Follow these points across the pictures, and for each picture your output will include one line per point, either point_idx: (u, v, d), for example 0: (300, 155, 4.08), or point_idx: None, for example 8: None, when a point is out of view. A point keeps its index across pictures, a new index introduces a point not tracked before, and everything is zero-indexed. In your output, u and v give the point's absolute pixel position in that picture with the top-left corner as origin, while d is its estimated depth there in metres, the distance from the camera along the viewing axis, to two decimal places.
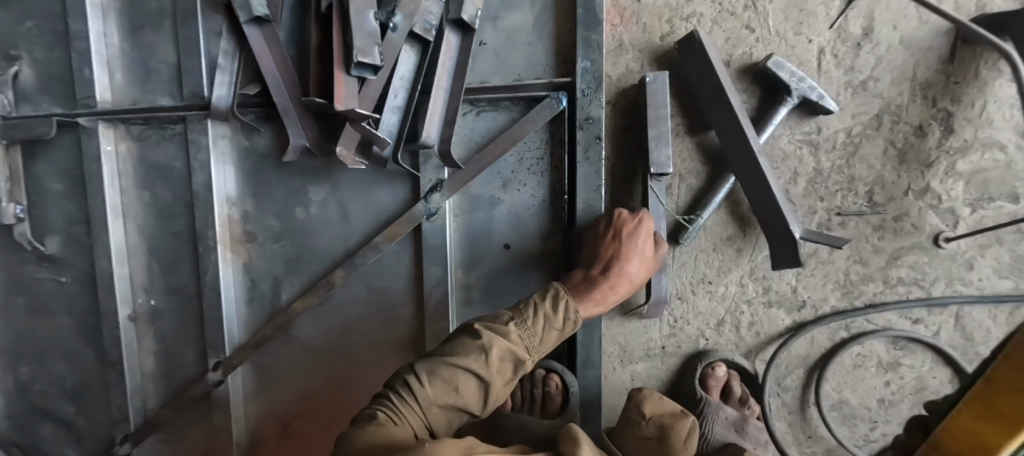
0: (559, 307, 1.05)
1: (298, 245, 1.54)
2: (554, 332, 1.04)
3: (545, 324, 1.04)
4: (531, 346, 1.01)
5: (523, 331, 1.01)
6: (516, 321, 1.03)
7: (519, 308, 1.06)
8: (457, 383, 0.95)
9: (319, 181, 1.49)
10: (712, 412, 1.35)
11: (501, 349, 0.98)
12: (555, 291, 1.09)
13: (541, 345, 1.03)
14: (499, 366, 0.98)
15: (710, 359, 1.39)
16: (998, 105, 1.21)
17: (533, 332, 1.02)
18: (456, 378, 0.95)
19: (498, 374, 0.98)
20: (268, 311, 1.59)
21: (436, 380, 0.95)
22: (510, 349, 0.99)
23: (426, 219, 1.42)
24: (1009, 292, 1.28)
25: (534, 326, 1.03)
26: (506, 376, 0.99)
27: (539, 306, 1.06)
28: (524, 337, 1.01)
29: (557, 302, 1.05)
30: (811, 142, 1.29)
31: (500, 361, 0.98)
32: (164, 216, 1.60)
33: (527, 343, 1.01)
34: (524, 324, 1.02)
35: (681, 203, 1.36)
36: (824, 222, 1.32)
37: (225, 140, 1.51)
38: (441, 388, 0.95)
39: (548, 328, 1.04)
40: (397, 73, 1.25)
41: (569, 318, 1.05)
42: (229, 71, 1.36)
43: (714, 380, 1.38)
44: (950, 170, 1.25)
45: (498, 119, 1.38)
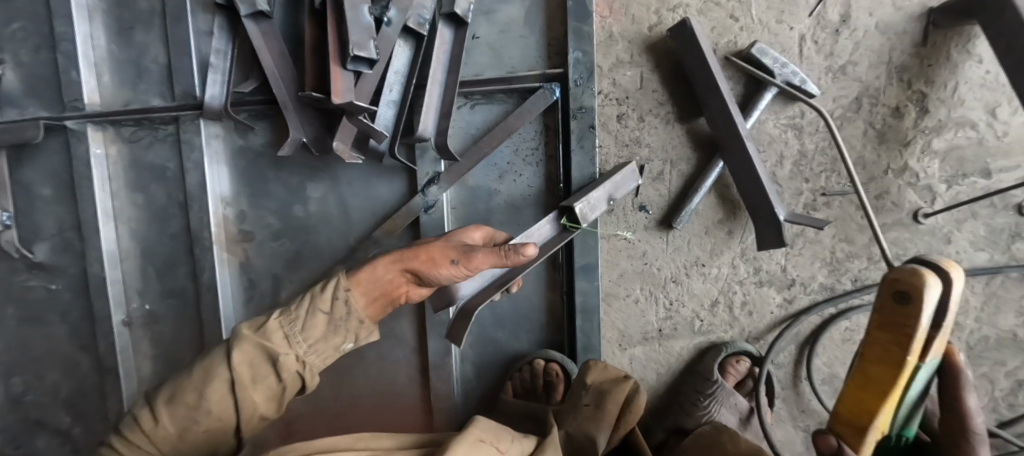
0: (325, 294, 1.04)
1: (297, 242, 1.55)
2: (322, 315, 1.02)
3: (308, 315, 1.02)
4: (293, 341, 0.99)
5: (287, 329, 1.00)
6: (280, 314, 1.03)
7: (290, 304, 1.07)
8: (212, 398, 0.95)
9: (316, 178, 1.50)
10: (724, 395, 1.44)
11: (251, 348, 0.97)
12: (331, 281, 1.07)
13: (313, 342, 1.01)
14: (250, 366, 0.97)
15: (734, 349, 1.46)
16: (969, 86, 1.27)
17: (296, 326, 1.01)
18: (208, 388, 0.95)
19: (256, 379, 0.97)
20: (267, 310, 1.59)
21: (192, 390, 0.95)
22: (264, 349, 0.98)
23: (424, 212, 1.44)
24: (984, 264, 1.35)
25: (296, 320, 1.01)
26: (266, 384, 0.98)
27: (313, 299, 1.04)
28: (283, 333, 1.00)
29: (327, 284, 1.05)
30: (795, 126, 1.34)
31: (251, 362, 0.97)
32: (158, 218, 1.59)
33: (291, 340, 0.99)
34: (291, 325, 1.01)
35: (672, 189, 1.40)
36: (810, 203, 1.37)
37: (219, 140, 1.51)
38: (194, 402, 0.94)
39: (315, 319, 1.01)
40: (392, 67, 1.27)
41: (341, 308, 1.03)
42: (223, 69, 1.37)
43: (733, 370, 1.47)
44: (926, 149, 1.31)
45: (494, 112, 1.41)
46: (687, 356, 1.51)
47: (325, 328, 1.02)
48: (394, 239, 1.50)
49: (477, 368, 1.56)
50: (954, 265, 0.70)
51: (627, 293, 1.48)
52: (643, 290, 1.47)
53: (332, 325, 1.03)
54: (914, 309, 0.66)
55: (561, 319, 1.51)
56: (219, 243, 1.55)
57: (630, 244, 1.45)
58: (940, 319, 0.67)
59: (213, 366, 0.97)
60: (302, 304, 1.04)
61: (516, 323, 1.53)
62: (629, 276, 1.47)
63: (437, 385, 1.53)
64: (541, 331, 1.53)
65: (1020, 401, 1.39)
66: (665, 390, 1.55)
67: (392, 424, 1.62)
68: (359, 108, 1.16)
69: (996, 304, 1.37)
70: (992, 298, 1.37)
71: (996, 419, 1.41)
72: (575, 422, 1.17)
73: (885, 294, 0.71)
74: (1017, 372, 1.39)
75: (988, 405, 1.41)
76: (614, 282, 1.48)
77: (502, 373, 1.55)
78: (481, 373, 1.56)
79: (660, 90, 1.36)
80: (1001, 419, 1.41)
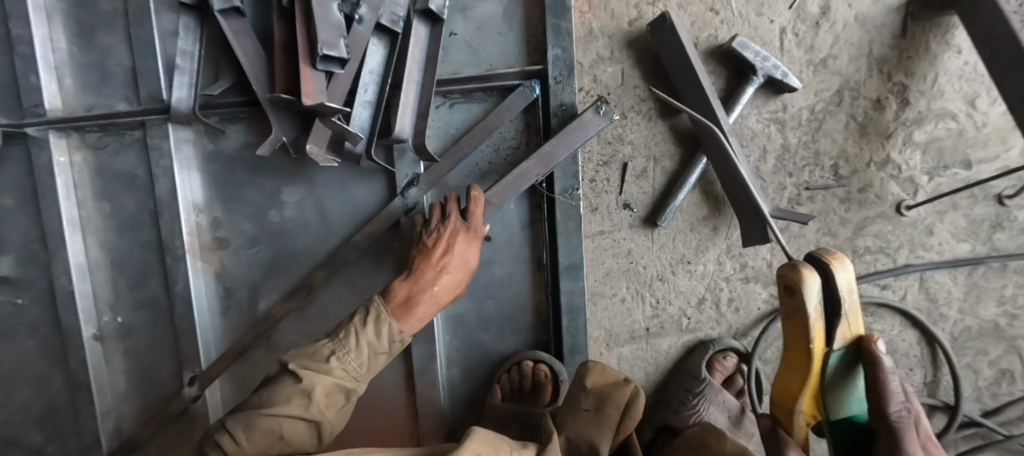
0: (381, 332, 1.08)
1: (274, 249, 1.50)
2: (382, 356, 1.08)
3: (370, 355, 1.07)
4: (360, 376, 1.05)
5: (350, 366, 1.04)
6: (337, 354, 1.05)
7: (338, 336, 1.08)
8: (288, 430, 0.96)
9: (293, 182, 1.45)
10: (713, 393, 1.43)
11: (324, 385, 1.00)
12: (375, 310, 1.10)
13: (375, 372, 1.08)
14: (326, 403, 1.00)
15: (721, 346, 1.45)
16: (947, 78, 1.27)
17: (360, 362, 1.05)
18: (281, 426, 0.95)
19: (329, 411, 1.01)
20: (245, 320, 1.53)
21: (261, 431, 0.94)
22: (335, 386, 1.01)
23: (404, 214, 1.40)
24: (966, 255, 1.35)
25: (361, 356, 1.05)
26: (337, 407, 1.02)
27: (359, 330, 1.07)
28: (347, 369, 1.04)
29: (379, 323, 1.08)
30: (778, 121, 1.33)
31: (327, 398, 1.00)
32: (128, 227, 1.52)
33: (355, 372, 1.05)
34: (345, 354, 1.04)
35: (656, 186, 1.39)
36: (795, 197, 1.36)
37: (189, 145, 1.45)
38: (270, 438, 0.94)
39: (377, 356, 1.07)
40: (366, 67, 1.23)
41: (394, 339, 1.09)
42: (188, 72, 1.31)
43: (721, 367, 1.46)
44: (907, 141, 1.31)
45: (473, 111, 1.38)
46: (675, 354, 1.50)
47: (384, 361, 1.10)
48: (374, 244, 1.45)
49: (463, 373, 1.52)
50: (841, 257, 0.82)
51: (613, 292, 1.46)
52: (630, 289, 1.45)
53: (388, 357, 1.11)
54: (798, 299, 0.80)
55: (547, 321, 1.48)
56: (193, 252, 1.49)
57: (615, 243, 1.43)
58: (836, 306, 0.80)
59: (288, 399, 0.98)
60: (355, 338, 1.06)
61: (501, 326, 1.50)
62: (615, 276, 1.45)
63: (422, 393, 1.49)
64: (527, 334, 1.50)
65: (1003, 390, 1.40)
66: (654, 389, 1.53)
67: (378, 433, 1.58)
68: (331, 108, 1.12)
69: (978, 294, 1.37)
70: (974, 288, 1.37)
71: (980, 408, 1.42)
72: (575, 426, 1.15)
73: (780, 289, 0.84)
74: (999, 361, 1.40)
75: (974, 395, 1.42)
76: (599, 282, 1.46)
77: (489, 378, 1.52)
78: (467, 379, 1.53)
79: (641, 86, 1.34)
80: (985, 408, 1.41)
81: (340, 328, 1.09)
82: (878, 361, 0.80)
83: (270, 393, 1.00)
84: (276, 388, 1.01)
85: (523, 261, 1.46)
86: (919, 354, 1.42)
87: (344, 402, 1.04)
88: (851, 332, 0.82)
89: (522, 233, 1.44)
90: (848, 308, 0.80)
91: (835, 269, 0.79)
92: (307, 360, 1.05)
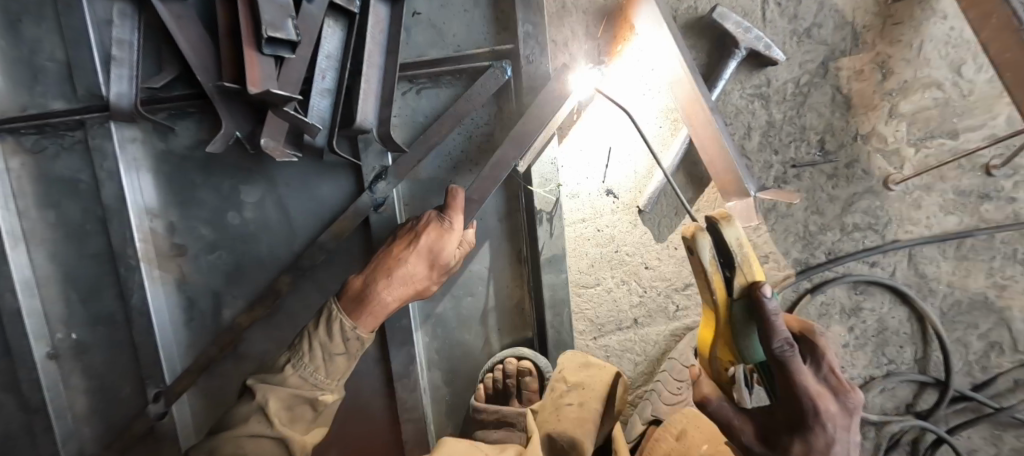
0: (333, 333, 1.02)
1: (236, 253, 1.40)
2: (340, 358, 1.03)
3: (326, 360, 1.02)
4: (321, 383, 1.01)
5: (303, 374, 1.00)
6: (292, 363, 1.02)
7: (295, 345, 1.05)
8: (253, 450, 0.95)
9: (252, 181, 1.35)
10: None
11: (279, 398, 0.98)
12: (329, 311, 1.05)
13: (339, 376, 1.04)
14: (288, 416, 0.98)
15: None
16: (933, 45, 1.23)
17: (315, 369, 1.01)
18: (244, 447, 0.94)
19: (295, 422, 0.99)
20: (210, 330, 1.43)
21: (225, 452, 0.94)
22: (291, 398, 0.98)
23: (373, 210, 1.30)
24: (955, 228, 1.32)
25: (314, 363, 1.01)
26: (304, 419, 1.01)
27: (313, 334, 1.04)
28: (304, 378, 1.00)
29: (331, 329, 1.02)
30: (761, 96, 1.28)
31: (288, 410, 0.99)
32: (74, 237, 1.38)
33: (312, 379, 1.01)
34: (301, 363, 1.01)
35: (637, 170, 1.33)
36: (780, 176, 1.32)
37: (138, 145, 1.33)
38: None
39: (333, 360, 1.02)
40: (323, 51, 1.12)
41: (349, 338, 1.03)
42: (128, 63, 1.17)
43: None
44: (893, 113, 1.27)
45: (442, 96, 1.30)
46: (663, 344, 1.45)
47: (346, 363, 1.05)
48: (344, 244, 1.37)
49: (446, 374, 1.45)
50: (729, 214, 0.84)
51: (598, 282, 1.41)
52: (615, 278, 1.40)
53: (350, 357, 1.05)
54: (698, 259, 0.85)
55: (530, 314, 1.43)
56: (149, 261, 1.38)
57: (597, 231, 1.37)
58: (731, 261, 0.82)
59: (246, 418, 0.97)
60: (309, 346, 1.03)
61: (484, 322, 1.43)
62: (599, 265, 1.39)
63: (403, 398, 1.41)
64: (510, 328, 1.45)
65: (992, 363, 1.37)
66: (642, 380, 1.48)
67: (358, 442, 1.49)
68: (280, 96, 1.03)
69: (966, 267, 1.34)
70: (963, 262, 1.34)
71: (971, 383, 1.39)
72: (558, 423, 1.09)
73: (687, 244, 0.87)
74: (989, 334, 1.37)
75: (963, 369, 1.39)
76: (583, 272, 1.40)
77: (474, 377, 1.46)
78: (451, 379, 1.45)
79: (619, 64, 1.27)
80: (975, 382, 1.39)
81: (298, 337, 1.06)
82: (760, 308, 0.78)
83: (232, 414, 0.99)
84: (238, 408, 1.00)
85: (504, 254, 1.40)
86: (910, 331, 1.39)
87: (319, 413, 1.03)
88: (743, 280, 0.82)
89: (502, 224, 1.38)
90: (740, 260, 0.82)
91: (720, 226, 0.83)
92: (263, 375, 1.02)
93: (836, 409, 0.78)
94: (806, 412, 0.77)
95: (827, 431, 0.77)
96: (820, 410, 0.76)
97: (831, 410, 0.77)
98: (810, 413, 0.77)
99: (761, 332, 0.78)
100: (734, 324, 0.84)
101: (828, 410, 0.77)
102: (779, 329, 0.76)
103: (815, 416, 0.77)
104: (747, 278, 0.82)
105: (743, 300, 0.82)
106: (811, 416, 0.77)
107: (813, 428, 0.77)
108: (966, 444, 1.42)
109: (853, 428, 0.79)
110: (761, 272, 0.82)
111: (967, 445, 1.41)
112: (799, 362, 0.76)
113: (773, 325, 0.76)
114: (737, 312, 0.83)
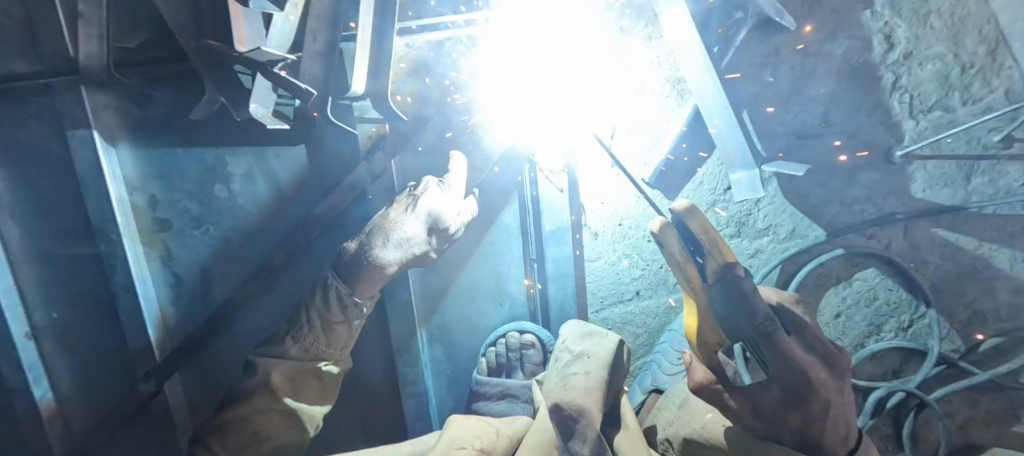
0: (331, 302, 1.02)
1: (224, 229, 1.33)
2: (340, 325, 1.03)
3: (327, 329, 1.02)
4: (324, 352, 1.02)
5: (303, 345, 0.99)
6: (292, 335, 1.00)
7: (293, 318, 1.02)
8: (265, 425, 0.94)
9: (240, 151, 1.28)
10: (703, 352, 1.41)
11: (280, 371, 0.96)
12: (329, 284, 1.02)
13: (340, 345, 1.04)
14: (295, 387, 0.98)
15: None
16: (941, 14, 1.20)
17: (317, 339, 1.01)
18: (253, 423, 0.93)
19: (300, 393, 0.99)
20: (201, 307, 1.37)
21: (235, 430, 0.92)
22: (293, 369, 0.98)
23: (372, 182, 1.28)
24: (950, 202, 1.31)
25: (315, 333, 1.01)
26: (311, 390, 1.00)
27: (308, 306, 1.02)
28: (305, 349, 1.00)
29: (329, 298, 1.01)
30: (768, 66, 1.28)
31: (293, 382, 0.98)
32: (44, 213, 1.23)
33: (314, 349, 1.01)
34: (302, 335, 1.00)
35: (644, 138, 1.32)
36: (784, 147, 1.33)
37: (111, 112, 1.20)
38: (248, 434, 0.92)
39: (334, 329, 1.02)
40: (313, 10, 1.01)
41: (347, 307, 1.03)
42: (97, 22, 1.05)
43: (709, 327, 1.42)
44: (899, 84, 1.25)
45: (440, 62, 1.24)
46: (663, 316, 1.45)
47: (346, 331, 1.05)
48: (340, 216, 1.31)
49: (447, 348, 1.44)
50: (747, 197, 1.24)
51: (601, 256, 1.42)
52: (619, 251, 1.41)
53: (350, 326, 1.05)
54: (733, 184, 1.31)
55: (534, 288, 1.43)
56: (132, 236, 1.27)
57: (602, 204, 1.37)
58: (701, 246, 0.90)
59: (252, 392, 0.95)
60: (307, 317, 1.01)
61: (482, 297, 1.42)
62: (601, 238, 1.40)
63: (403, 371, 1.40)
64: (511, 303, 1.44)
65: (976, 331, 1.41)
66: (641, 351, 1.49)
67: (356, 416, 1.47)
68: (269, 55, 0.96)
69: (960, 240, 1.34)
70: (955, 234, 1.35)
71: (954, 349, 1.44)
72: (565, 393, 1.08)
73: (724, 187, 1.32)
74: (974, 304, 1.39)
75: (948, 337, 1.43)
76: (586, 246, 1.41)
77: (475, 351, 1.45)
78: (451, 353, 1.44)
79: (626, 29, 1.25)
80: (958, 349, 1.43)
81: (295, 310, 1.03)
82: (734, 286, 0.85)
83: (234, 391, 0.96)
84: (241, 384, 0.97)
85: (506, 228, 1.38)
86: (898, 301, 1.43)
87: (326, 386, 1.03)
88: (716, 263, 0.89)
89: (503, 198, 1.35)
90: (709, 245, 0.89)
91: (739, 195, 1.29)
92: (256, 349, 1.01)
93: (825, 374, 0.83)
94: (798, 382, 0.82)
95: (823, 396, 0.82)
96: (812, 378, 0.82)
97: (822, 376, 0.83)
98: (802, 380, 0.82)
99: (740, 309, 0.85)
100: (713, 305, 0.90)
101: (819, 377, 0.82)
102: (756, 305, 0.84)
103: (807, 383, 0.82)
104: (720, 259, 0.89)
105: (719, 281, 0.89)
106: (803, 385, 0.82)
107: (810, 396, 0.82)
108: (946, 408, 1.47)
109: (847, 389, 0.84)
110: (731, 252, 0.89)
111: (947, 408, 1.47)
112: (781, 332, 0.83)
113: (749, 298, 0.83)
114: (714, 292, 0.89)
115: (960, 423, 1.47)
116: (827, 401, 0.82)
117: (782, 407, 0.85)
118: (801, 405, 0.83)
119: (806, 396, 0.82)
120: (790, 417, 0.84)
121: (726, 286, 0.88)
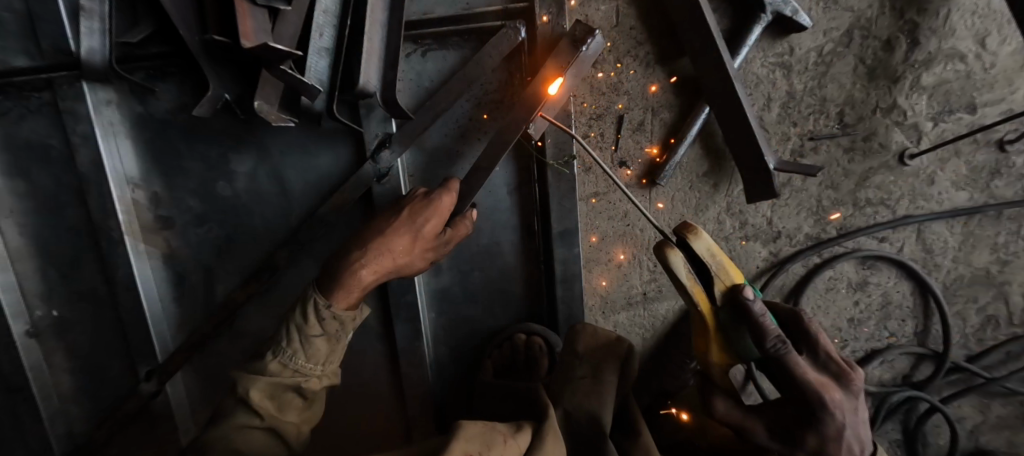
0: (308, 315, 0.97)
1: (227, 227, 1.31)
2: (319, 339, 0.97)
3: (304, 344, 0.96)
4: (304, 368, 0.96)
5: (280, 360, 0.95)
6: (271, 352, 0.97)
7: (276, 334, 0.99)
8: (242, 445, 0.91)
9: (243, 148, 1.25)
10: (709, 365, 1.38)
11: (259, 388, 0.93)
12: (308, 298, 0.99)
13: (322, 360, 0.97)
14: (274, 405, 0.94)
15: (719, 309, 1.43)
16: (960, 14, 1.19)
17: (294, 353, 0.96)
18: (233, 442, 0.90)
19: (281, 411, 0.95)
20: (202, 307, 1.34)
21: (216, 449, 0.89)
22: (272, 386, 0.93)
23: (376, 182, 1.23)
24: (965, 204, 1.31)
25: (293, 347, 0.96)
26: (294, 408, 0.96)
27: (289, 321, 0.98)
28: (285, 364, 0.95)
29: (305, 309, 0.97)
30: (783, 65, 1.24)
31: (272, 400, 0.94)
32: (49, 208, 1.22)
33: (294, 366, 0.95)
34: (281, 350, 0.96)
35: (655, 138, 1.30)
36: (798, 148, 1.30)
37: (113, 109, 1.19)
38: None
39: (313, 343, 0.96)
40: (319, 5, 1.01)
41: (326, 320, 0.97)
42: (98, 15, 1.03)
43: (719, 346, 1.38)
44: (915, 85, 1.24)
45: (448, 59, 1.22)
46: (671, 319, 1.46)
47: (328, 345, 0.99)
48: (344, 215, 1.29)
49: (452, 349, 1.42)
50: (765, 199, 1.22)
51: (610, 258, 1.39)
52: (627, 253, 1.39)
53: (333, 341, 0.99)
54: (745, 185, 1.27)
55: (542, 290, 1.41)
56: (133, 234, 1.26)
57: (612, 205, 1.35)
58: (707, 269, 0.83)
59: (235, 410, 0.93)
60: (286, 332, 0.97)
61: (489, 298, 1.40)
62: (610, 239, 1.38)
63: (409, 373, 1.38)
64: (518, 304, 1.42)
65: (988, 336, 1.40)
66: (648, 353, 1.48)
67: (362, 414, 1.46)
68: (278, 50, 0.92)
69: (973, 243, 1.34)
70: (969, 237, 1.34)
71: (966, 353, 1.42)
72: (574, 397, 1.07)
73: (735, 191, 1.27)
74: (988, 308, 1.39)
75: (960, 341, 1.41)
76: (595, 247, 1.38)
77: (480, 353, 1.43)
78: (457, 355, 1.43)
79: (639, 26, 1.22)
80: (970, 354, 1.42)
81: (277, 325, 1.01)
82: (747, 310, 0.79)
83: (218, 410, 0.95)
84: (224, 403, 0.96)
85: (513, 228, 1.36)
86: (912, 305, 1.41)
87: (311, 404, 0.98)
88: (724, 285, 0.83)
89: (511, 198, 1.33)
90: (716, 267, 0.83)
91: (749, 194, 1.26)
92: (243, 364, 0.99)
93: (840, 395, 0.80)
94: (813, 403, 0.79)
95: (838, 417, 0.79)
96: (827, 399, 0.79)
97: (837, 397, 0.79)
98: (816, 401, 0.79)
99: (753, 333, 0.79)
100: (724, 330, 0.83)
101: (834, 398, 0.79)
102: (769, 328, 0.78)
103: (821, 404, 0.79)
104: (727, 282, 0.83)
105: (728, 305, 0.83)
106: (818, 406, 0.79)
107: (825, 417, 0.79)
108: (957, 413, 1.46)
109: (860, 408, 0.83)
110: (738, 273, 0.83)
111: (958, 413, 1.45)
112: (793, 354, 0.79)
113: (761, 322, 0.78)
114: (723, 318, 0.83)
115: (970, 427, 1.46)
116: (843, 422, 0.80)
117: (797, 426, 0.83)
118: (816, 425, 0.81)
119: (825, 420, 0.80)
120: (807, 437, 0.82)
121: (737, 310, 0.81)
